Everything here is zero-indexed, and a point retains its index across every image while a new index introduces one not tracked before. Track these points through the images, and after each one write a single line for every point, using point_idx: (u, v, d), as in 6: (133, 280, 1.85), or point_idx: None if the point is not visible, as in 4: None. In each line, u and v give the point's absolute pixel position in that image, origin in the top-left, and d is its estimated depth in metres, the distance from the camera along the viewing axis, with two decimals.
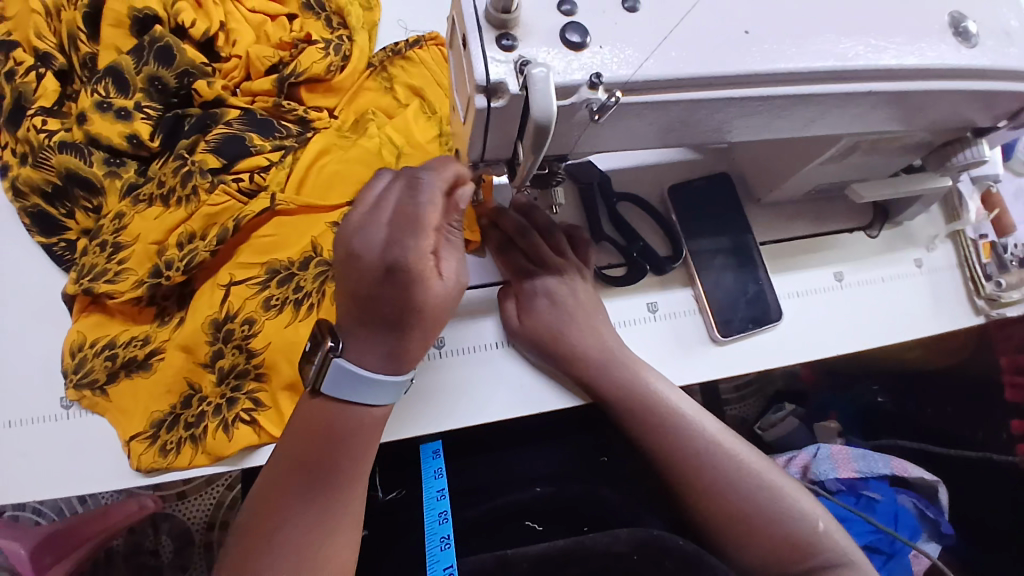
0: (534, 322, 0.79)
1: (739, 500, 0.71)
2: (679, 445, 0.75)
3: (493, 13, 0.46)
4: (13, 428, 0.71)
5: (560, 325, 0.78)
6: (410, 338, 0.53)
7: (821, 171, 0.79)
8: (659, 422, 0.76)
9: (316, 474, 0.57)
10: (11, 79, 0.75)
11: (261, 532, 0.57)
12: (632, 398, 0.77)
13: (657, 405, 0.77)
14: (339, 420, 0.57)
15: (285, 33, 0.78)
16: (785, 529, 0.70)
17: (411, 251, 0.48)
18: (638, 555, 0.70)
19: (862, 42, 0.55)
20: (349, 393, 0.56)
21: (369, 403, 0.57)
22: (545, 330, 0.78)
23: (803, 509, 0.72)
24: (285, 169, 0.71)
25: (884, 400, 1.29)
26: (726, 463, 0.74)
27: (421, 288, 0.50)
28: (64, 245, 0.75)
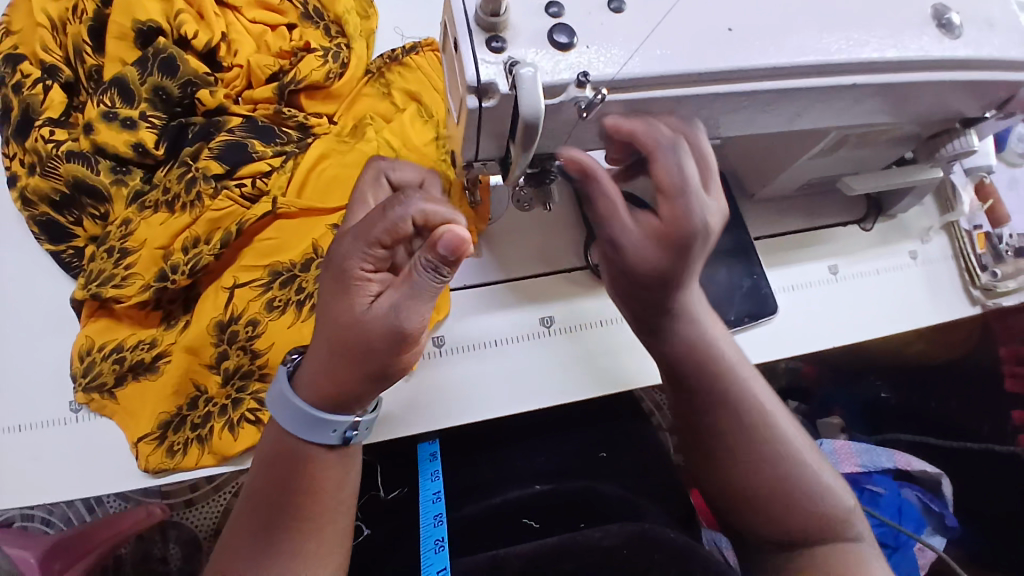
0: (648, 245, 0.59)
1: (783, 477, 0.64)
2: (726, 415, 0.66)
3: (483, 17, 0.48)
4: (24, 432, 0.73)
5: (674, 266, 0.60)
6: (326, 357, 0.54)
7: (812, 166, 0.80)
8: (721, 390, 0.67)
9: (279, 502, 0.59)
10: (19, 91, 0.77)
11: (235, 552, 0.60)
12: (705, 359, 0.67)
13: (722, 369, 0.67)
14: (290, 449, 0.59)
15: (285, 41, 0.80)
16: (820, 509, 0.64)
17: (340, 257, 0.54)
18: (626, 549, 0.72)
19: (844, 37, 0.57)
20: (295, 423, 0.58)
21: (310, 440, 0.58)
22: (650, 258, 0.60)
23: (830, 488, 0.65)
24: (286, 173, 0.73)
25: (887, 395, 1.25)
26: (770, 437, 0.66)
27: (344, 301, 0.53)
28: (72, 252, 0.77)
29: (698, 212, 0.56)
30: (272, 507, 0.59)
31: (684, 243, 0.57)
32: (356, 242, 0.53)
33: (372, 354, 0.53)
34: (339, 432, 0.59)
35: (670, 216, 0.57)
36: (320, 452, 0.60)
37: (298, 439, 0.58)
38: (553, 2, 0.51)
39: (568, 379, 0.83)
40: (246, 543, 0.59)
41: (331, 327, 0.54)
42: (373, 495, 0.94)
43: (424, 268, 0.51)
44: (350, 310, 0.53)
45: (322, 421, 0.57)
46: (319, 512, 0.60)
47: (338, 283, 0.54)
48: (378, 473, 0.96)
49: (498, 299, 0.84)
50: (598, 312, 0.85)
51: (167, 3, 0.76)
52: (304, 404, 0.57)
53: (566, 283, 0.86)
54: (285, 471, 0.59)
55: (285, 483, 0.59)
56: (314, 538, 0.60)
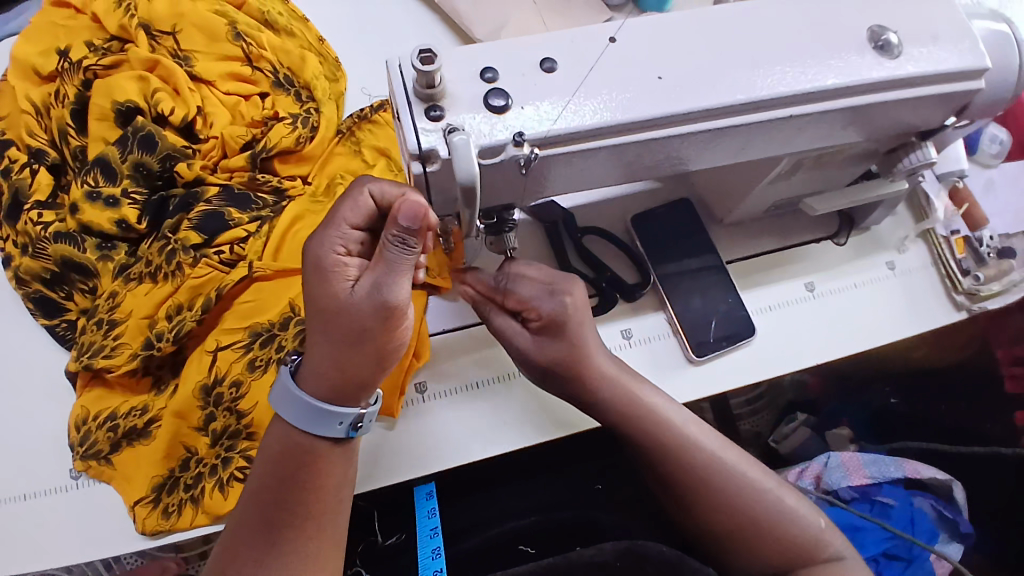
0: (540, 342, 0.71)
1: (745, 503, 0.69)
2: (683, 467, 0.70)
3: (420, 89, 0.51)
4: (27, 502, 0.75)
5: (570, 348, 0.70)
6: (320, 345, 0.57)
7: (772, 189, 0.82)
8: (668, 443, 0.70)
9: (281, 499, 0.61)
10: (8, 175, 0.83)
11: (239, 555, 0.60)
12: (632, 425, 0.71)
13: (659, 426, 0.71)
14: (298, 445, 0.61)
15: (257, 110, 0.84)
16: (781, 533, 0.68)
17: (317, 243, 0.58)
18: (620, 563, 0.77)
19: (775, 72, 0.59)
20: (300, 417, 0.60)
21: (316, 433, 0.60)
22: (554, 352, 0.70)
23: (794, 508, 0.70)
24: (262, 238, 0.76)
25: (897, 401, 1.22)
26: (718, 472, 0.70)
27: (325, 283, 0.57)
28: (65, 325, 0.80)
29: (556, 303, 0.69)
30: (276, 507, 0.61)
31: (567, 327, 0.69)
32: (330, 228, 0.58)
33: (361, 331, 0.55)
34: (345, 424, 0.60)
35: (547, 315, 0.69)
36: (324, 446, 0.61)
37: (305, 434, 0.60)
38: (488, 68, 0.54)
39: (548, 417, 0.83)
40: (250, 544, 0.60)
41: (320, 311, 0.57)
42: (371, 540, 0.95)
43: (392, 240, 0.53)
44: (333, 290, 0.56)
45: (328, 415, 0.59)
46: (320, 513, 0.62)
47: (312, 269, 0.58)
48: (376, 519, 0.97)
49: (476, 341, 0.86)
50: None
51: (144, 83, 0.82)
52: (305, 396, 0.59)
53: None
54: (291, 467, 0.60)
55: (290, 480, 0.60)
56: (315, 538, 0.62)
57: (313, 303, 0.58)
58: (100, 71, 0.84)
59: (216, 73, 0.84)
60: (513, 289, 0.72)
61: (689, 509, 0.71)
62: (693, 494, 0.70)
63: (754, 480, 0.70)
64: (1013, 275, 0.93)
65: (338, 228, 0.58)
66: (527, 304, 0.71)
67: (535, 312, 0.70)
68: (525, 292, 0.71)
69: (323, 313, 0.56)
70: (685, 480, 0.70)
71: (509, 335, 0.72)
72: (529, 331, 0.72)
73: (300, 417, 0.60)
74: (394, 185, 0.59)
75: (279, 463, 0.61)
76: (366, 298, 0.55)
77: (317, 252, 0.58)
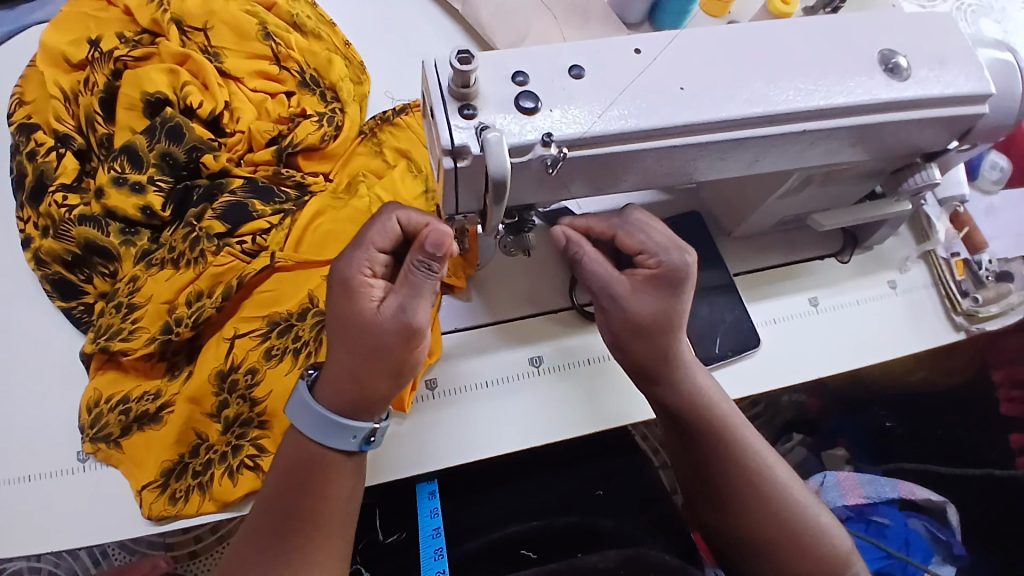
0: (644, 295, 0.68)
1: (783, 514, 0.68)
2: (731, 469, 0.69)
3: (455, 88, 0.53)
4: (33, 481, 0.75)
5: (675, 306, 0.68)
6: (344, 358, 0.60)
7: (782, 204, 0.84)
8: (722, 445, 0.70)
9: (292, 512, 0.61)
10: (33, 158, 0.84)
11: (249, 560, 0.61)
12: (697, 413, 0.70)
13: (717, 422, 0.70)
14: (311, 456, 0.62)
15: (284, 108, 0.87)
16: (814, 549, 0.68)
17: (344, 263, 0.60)
18: (623, 569, 0.80)
19: (791, 88, 0.61)
20: (318, 430, 0.62)
21: (329, 445, 0.62)
22: (657, 306, 0.67)
23: (824, 524, 0.69)
24: (284, 230, 0.78)
25: (893, 424, 1.24)
26: (762, 479, 0.69)
27: (350, 302, 0.59)
28: (82, 308, 0.81)
29: (676, 258, 0.67)
30: (286, 515, 0.61)
31: (681, 282, 0.67)
32: (358, 249, 0.60)
33: (384, 351, 0.58)
34: (360, 438, 0.62)
35: (666, 266, 0.67)
36: (337, 457, 0.63)
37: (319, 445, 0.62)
38: (519, 71, 0.57)
39: (555, 420, 0.84)
40: (259, 551, 0.61)
41: (341, 328, 0.60)
42: (371, 538, 0.95)
43: (418, 264, 0.57)
44: (357, 309, 0.59)
45: (343, 427, 0.61)
46: (326, 523, 0.62)
47: (340, 287, 0.60)
48: (377, 517, 0.97)
49: (489, 342, 0.87)
50: (585, 351, 0.88)
51: (173, 76, 0.84)
52: (323, 407, 0.61)
53: (553, 323, 0.89)
54: (303, 480, 0.62)
55: (301, 487, 0.62)
56: (321, 549, 0.61)
57: (338, 319, 0.60)
58: (130, 62, 0.86)
59: (244, 71, 0.86)
60: (636, 236, 0.69)
61: (729, 516, 0.69)
62: (734, 499, 0.69)
63: (794, 492, 0.70)
64: (1011, 298, 0.95)
65: (366, 249, 0.60)
66: (643, 255, 0.69)
67: (649, 263, 0.68)
68: (643, 239, 0.69)
69: (349, 329, 0.59)
70: (732, 484, 0.69)
71: (607, 280, 0.69)
72: (634, 282, 0.69)
73: (315, 429, 0.62)
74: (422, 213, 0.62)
75: (292, 470, 0.62)
76: (391, 320, 0.58)
77: (347, 271, 0.60)
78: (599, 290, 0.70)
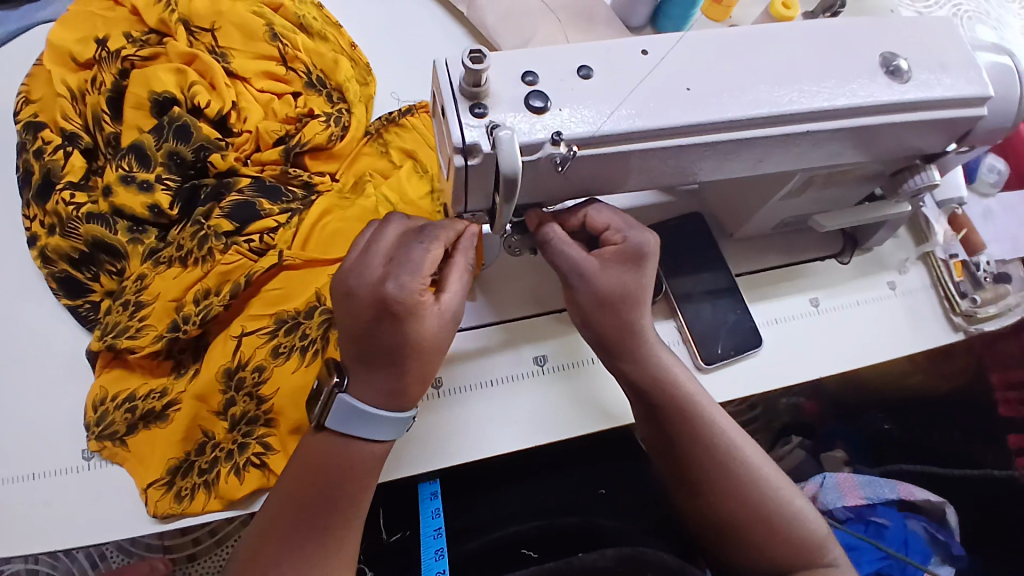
0: (611, 270, 0.67)
1: (756, 498, 0.68)
2: (700, 450, 0.69)
3: (467, 87, 0.54)
4: (38, 479, 0.75)
5: (643, 281, 0.68)
6: (414, 367, 0.61)
7: (784, 206, 0.85)
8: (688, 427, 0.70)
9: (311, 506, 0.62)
10: (40, 156, 0.85)
11: (265, 558, 0.61)
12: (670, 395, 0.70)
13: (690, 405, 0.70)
14: (324, 455, 0.62)
15: (291, 108, 0.87)
16: (786, 534, 0.67)
17: (406, 284, 0.57)
18: (621, 568, 0.79)
19: (795, 89, 0.62)
20: (348, 424, 0.61)
21: (363, 436, 0.62)
22: (624, 279, 0.68)
23: (798, 510, 0.69)
24: (291, 229, 0.78)
25: (890, 427, 1.24)
26: (731, 460, 0.69)
27: (418, 317, 0.59)
28: (88, 306, 0.82)
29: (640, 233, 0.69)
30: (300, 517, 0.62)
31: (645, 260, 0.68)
32: (416, 268, 0.58)
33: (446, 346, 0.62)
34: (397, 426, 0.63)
35: (631, 242, 0.68)
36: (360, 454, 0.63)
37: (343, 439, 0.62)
38: (529, 71, 0.58)
39: (558, 418, 0.85)
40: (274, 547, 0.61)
41: (416, 343, 0.59)
42: (376, 536, 0.96)
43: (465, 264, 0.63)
44: (429, 321, 0.59)
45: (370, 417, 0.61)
46: (342, 532, 0.63)
47: (411, 309, 0.58)
48: (381, 517, 0.97)
49: (495, 341, 0.87)
50: (589, 350, 0.89)
51: (181, 76, 0.85)
52: (383, 410, 0.61)
53: (558, 322, 0.90)
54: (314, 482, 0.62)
55: (328, 496, 0.62)
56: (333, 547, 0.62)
57: (407, 341, 0.59)
58: (138, 61, 0.87)
59: (252, 71, 0.87)
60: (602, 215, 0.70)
61: (701, 498, 0.69)
62: (709, 483, 0.69)
63: (763, 472, 0.69)
64: (1009, 299, 0.97)
65: (425, 270, 0.58)
66: (609, 231, 0.70)
67: (614, 239, 0.69)
68: (608, 217, 0.70)
69: (420, 346, 0.60)
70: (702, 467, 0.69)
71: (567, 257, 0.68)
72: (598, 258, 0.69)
73: (341, 421, 0.61)
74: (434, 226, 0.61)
75: (317, 479, 0.62)
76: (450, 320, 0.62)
77: (414, 295, 0.58)
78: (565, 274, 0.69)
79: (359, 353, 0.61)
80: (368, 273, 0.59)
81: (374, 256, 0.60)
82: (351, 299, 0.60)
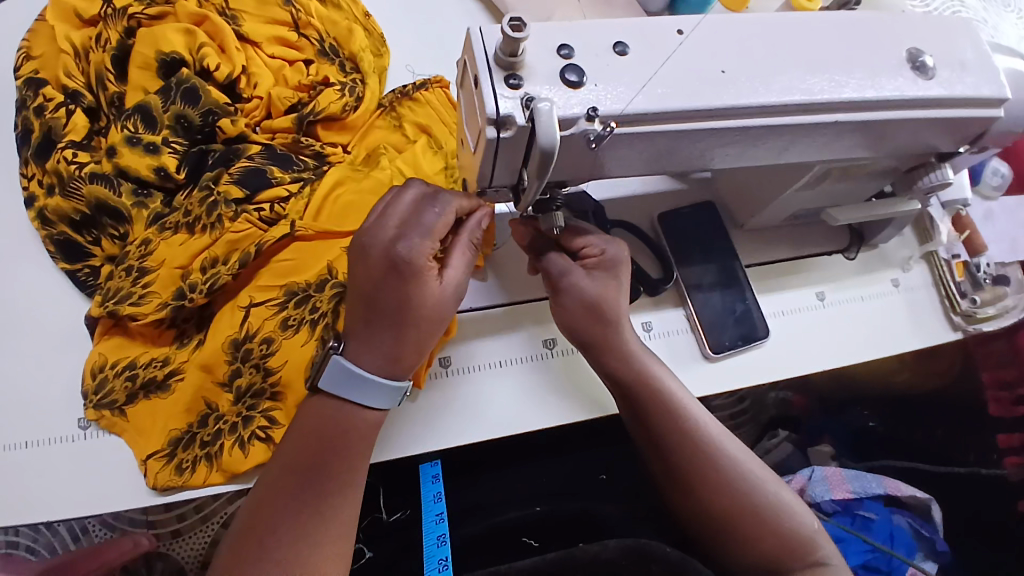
0: (598, 279, 0.74)
1: (741, 495, 0.71)
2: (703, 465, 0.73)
3: (503, 57, 0.53)
4: (31, 448, 0.73)
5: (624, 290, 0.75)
6: (411, 338, 0.60)
7: (797, 198, 0.85)
8: (694, 448, 0.73)
9: (311, 477, 0.60)
10: (41, 114, 0.81)
11: (263, 533, 0.59)
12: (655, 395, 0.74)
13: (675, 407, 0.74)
14: (331, 426, 0.62)
15: (302, 76, 0.85)
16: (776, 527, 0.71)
17: (414, 252, 0.58)
18: (625, 561, 0.79)
19: (826, 78, 0.62)
20: (344, 387, 0.61)
21: (362, 403, 0.62)
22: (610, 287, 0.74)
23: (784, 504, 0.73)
24: (303, 199, 0.76)
25: (875, 424, 1.26)
26: (729, 467, 0.73)
27: (418, 285, 0.59)
28: (88, 271, 0.80)
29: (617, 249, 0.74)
30: (304, 490, 0.60)
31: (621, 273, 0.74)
32: (426, 235, 0.58)
33: (444, 319, 0.62)
34: (388, 395, 0.62)
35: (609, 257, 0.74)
36: (360, 425, 0.62)
37: (349, 407, 0.62)
38: (565, 44, 0.57)
39: (565, 401, 0.85)
40: (277, 521, 0.59)
41: (412, 312, 0.59)
42: (375, 517, 0.95)
43: (469, 240, 0.63)
44: (430, 291, 0.60)
45: (361, 381, 0.60)
46: (338, 504, 0.61)
47: (418, 273, 0.58)
48: (380, 496, 0.96)
49: (502, 322, 0.87)
50: None
51: (190, 37, 0.82)
52: (373, 375, 0.60)
53: None
54: (325, 450, 0.61)
55: (327, 465, 0.61)
56: (333, 522, 0.60)
57: (411, 303, 0.59)
58: (145, 20, 0.83)
59: (262, 35, 0.85)
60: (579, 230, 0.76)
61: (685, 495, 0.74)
62: (693, 478, 0.73)
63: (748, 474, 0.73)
64: (1007, 300, 1.00)
65: (435, 235, 0.59)
66: (586, 246, 0.75)
67: (593, 251, 0.75)
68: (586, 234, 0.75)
69: (423, 312, 0.60)
70: (692, 468, 0.73)
71: (567, 272, 0.74)
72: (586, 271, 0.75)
73: (337, 384, 0.61)
74: (449, 200, 0.61)
75: (313, 443, 0.61)
76: (450, 294, 0.61)
77: (422, 260, 0.58)
78: (557, 276, 0.75)
79: (365, 313, 0.60)
80: (382, 232, 0.59)
81: (389, 215, 0.60)
82: (363, 255, 0.60)
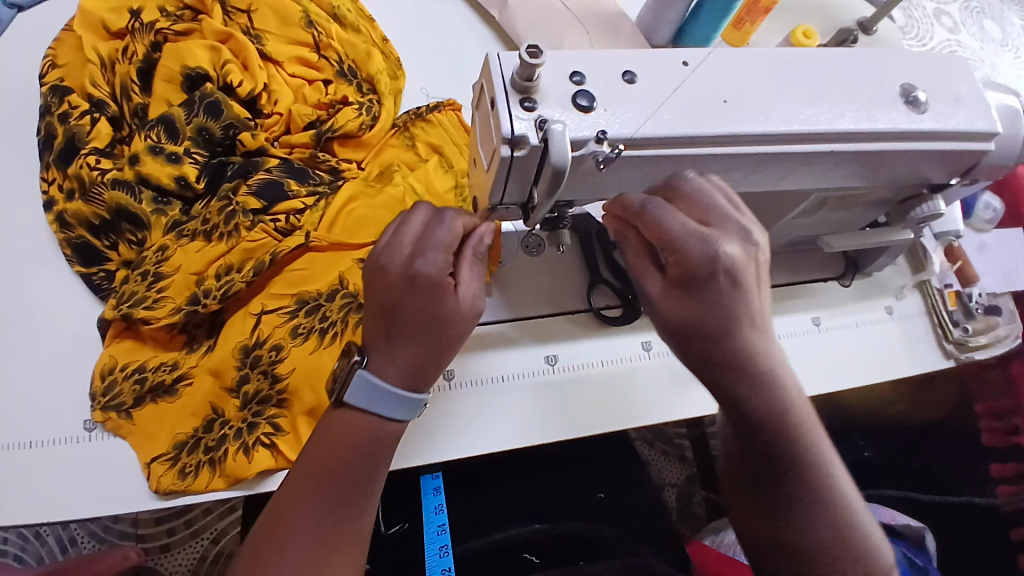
0: (675, 295, 0.61)
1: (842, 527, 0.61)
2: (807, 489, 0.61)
3: (518, 81, 0.57)
4: (34, 447, 0.73)
5: (719, 306, 0.58)
6: (431, 350, 0.62)
7: (795, 225, 0.88)
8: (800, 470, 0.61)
9: (336, 488, 0.62)
10: (65, 120, 0.84)
11: (281, 541, 0.59)
12: (768, 406, 0.61)
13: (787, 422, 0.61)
14: (356, 437, 0.62)
15: (321, 95, 0.89)
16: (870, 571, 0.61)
17: (432, 266, 0.60)
18: None
19: (822, 109, 0.65)
20: (369, 401, 0.62)
21: (384, 415, 0.63)
22: (687, 307, 0.60)
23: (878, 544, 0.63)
24: (319, 212, 0.79)
25: (870, 454, 1.18)
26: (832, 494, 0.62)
27: (438, 298, 0.60)
28: (102, 275, 0.81)
29: (702, 252, 0.58)
30: (327, 500, 0.61)
31: (705, 283, 0.58)
32: (441, 250, 0.60)
33: (464, 330, 0.63)
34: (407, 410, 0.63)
35: (689, 264, 0.58)
36: (383, 437, 0.63)
37: (372, 417, 0.63)
38: (576, 71, 0.60)
39: (566, 417, 0.86)
40: (296, 530, 0.60)
41: (435, 324, 0.61)
42: (373, 530, 0.93)
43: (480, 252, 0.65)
44: (449, 303, 0.61)
45: (387, 395, 0.62)
46: (355, 515, 0.62)
47: (437, 287, 0.60)
48: (379, 507, 0.95)
49: (508, 337, 0.88)
50: (599, 353, 0.90)
51: (215, 53, 0.85)
52: (395, 389, 0.61)
53: (570, 323, 0.91)
54: (351, 461, 0.62)
55: (349, 477, 0.62)
56: (351, 533, 0.62)
57: (431, 316, 0.61)
58: (170, 36, 0.87)
59: (284, 55, 0.88)
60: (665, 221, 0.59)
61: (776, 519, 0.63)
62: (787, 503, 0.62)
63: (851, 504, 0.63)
64: (999, 330, 1.01)
65: (450, 249, 0.61)
66: (664, 247, 0.60)
67: (672, 258, 0.60)
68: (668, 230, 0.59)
69: (444, 325, 0.61)
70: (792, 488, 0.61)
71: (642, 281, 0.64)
72: (666, 279, 0.62)
73: (362, 397, 0.62)
74: (456, 219, 0.63)
75: (337, 454, 0.62)
76: (471, 308, 0.63)
77: (440, 275, 0.60)
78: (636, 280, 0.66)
79: (386, 328, 0.61)
80: (398, 251, 0.61)
81: (403, 235, 0.62)
82: (381, 275, 0.61)
